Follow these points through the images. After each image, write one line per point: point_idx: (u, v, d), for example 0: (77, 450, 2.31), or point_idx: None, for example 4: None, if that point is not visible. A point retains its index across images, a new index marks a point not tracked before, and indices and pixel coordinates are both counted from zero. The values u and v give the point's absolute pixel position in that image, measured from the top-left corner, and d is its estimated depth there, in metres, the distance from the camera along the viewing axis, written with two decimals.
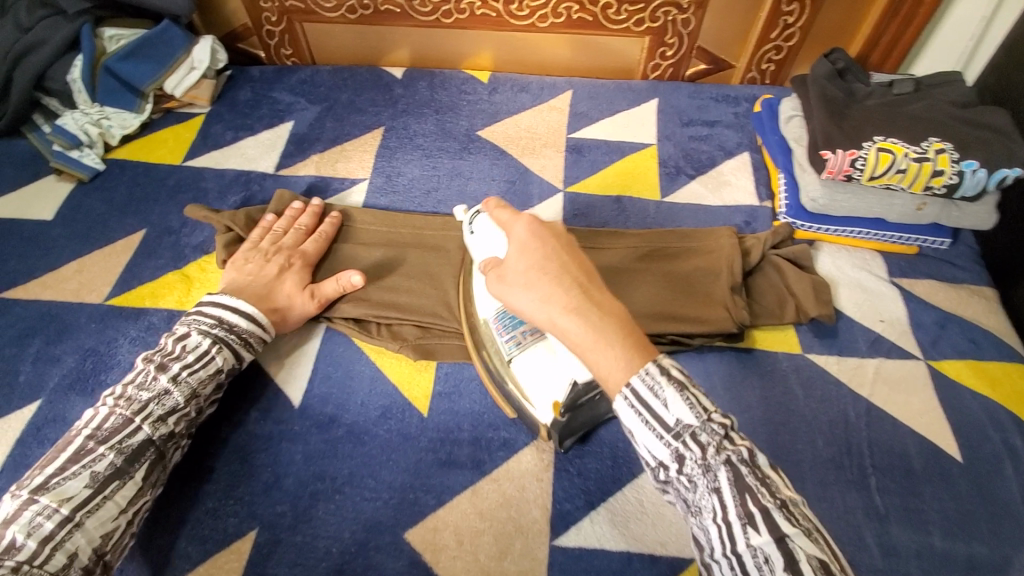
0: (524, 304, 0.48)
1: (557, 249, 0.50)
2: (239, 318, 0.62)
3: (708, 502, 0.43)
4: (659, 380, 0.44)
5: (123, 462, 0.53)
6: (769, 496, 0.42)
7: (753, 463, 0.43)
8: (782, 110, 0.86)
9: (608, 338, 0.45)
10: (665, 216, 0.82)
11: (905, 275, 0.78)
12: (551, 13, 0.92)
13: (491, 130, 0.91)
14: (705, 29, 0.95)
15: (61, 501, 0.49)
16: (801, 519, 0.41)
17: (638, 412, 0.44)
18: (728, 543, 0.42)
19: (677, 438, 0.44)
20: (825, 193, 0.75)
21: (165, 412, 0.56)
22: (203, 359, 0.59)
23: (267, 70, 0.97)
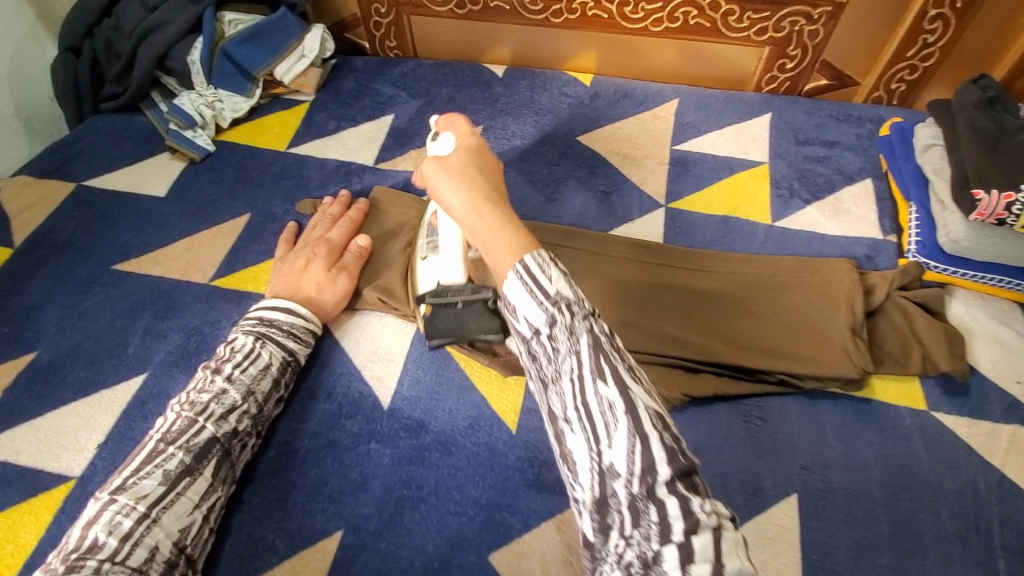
0: (446, 197, 0.49)
1: (492, 167, 0.52)
2: (277, 313, 0.63)
3: (567, 364, 0.42)
4: (548, 260, 0.43)
5: (192, 459, 0.52)
6: (620, 360, 0.41)
7: (611, 335, 0.43)
8: (918, 138, 0.78)
9: (510, 226, 0.46)
10: (776, 242, 0.76)
11: None
12: (667, 17, 0.88)
13: (592, 136, 0.88)
14: (833, 43, 0.87)
15: (138, 499, 0.49)
16: (643, 382, 0.42)
17: (525, 284, 0.43)
18: (580, 394, 0.41)
19: (554, 306, 0.42)
20: (970, 235, 0.67)
21: (225, 410, 0.56)
22: (250, 356, 0.60)
23: (370, 61, 0.98)
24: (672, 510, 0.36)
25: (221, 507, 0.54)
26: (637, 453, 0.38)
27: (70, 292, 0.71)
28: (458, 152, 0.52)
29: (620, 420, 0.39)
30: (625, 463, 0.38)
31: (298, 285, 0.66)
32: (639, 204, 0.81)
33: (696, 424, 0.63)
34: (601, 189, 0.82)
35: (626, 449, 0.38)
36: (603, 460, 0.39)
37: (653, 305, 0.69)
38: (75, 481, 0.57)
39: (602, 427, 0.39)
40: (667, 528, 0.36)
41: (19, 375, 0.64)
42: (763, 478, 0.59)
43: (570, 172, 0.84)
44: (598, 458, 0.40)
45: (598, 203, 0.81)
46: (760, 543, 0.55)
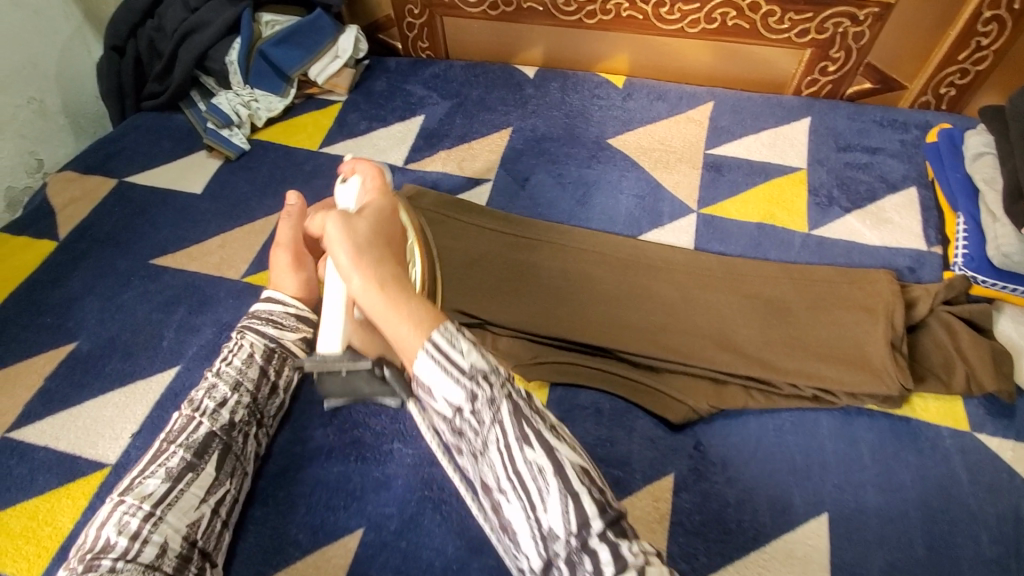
0: (345, 265, 0.46)
1: (393, 238, 0.52)
2: (259, 304, 0.64)
3: (491, 435, 0.42)
4: (457, 332, 0.42)
5: (192, 456, 0.53)
6: (542, 421, 0.43)
7: (528, 399, 0.44)
8: (968, 146, 0.74)
9: (409, 305, 0.43)
10: (813, 251, 0.74)
11: None
12: (703, 18, 0.86)
13: (623, 139, 0.87)
14: (878, 45, 0.84)
15: (143, 498, 0.49)
16: (565, 439, 0.44)
17: (438, 362, 0.41)
18: (509, 467, 0.42)
19: (473, 378, 0.41)
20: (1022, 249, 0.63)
21: (217, 403, 0.56)
22: (234, 348, 0.60)
23: (403, 62, 0.98)
24: (604, 557, 0.40)
25: (232, 501, 0.55)
26: (571, 512, 0.41)
27: (110, 284, 0.73)
28: (365, 215, 0.51)
29: (551, 483, 0.41)
30: (562, 523, 0.41)
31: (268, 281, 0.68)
32: (670, 209, 0.79)
33: (724, 435, 0.61)
34: (632, 193, 0.81)
35: (561, 510, 0.41)
36: (541, 524, 0.41)
37: (684, 315, 0.67)
38: (108, 469, 0.59)
39: (535, 492, 0.41)
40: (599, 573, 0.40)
41: (60, 364, 0.67)
42: (794, 495, 0.57)
43: (600, 175, 0.83)
44: (535, 522, 0.41)
45: (628, 207, 0.80)
46: (790, 562, 0.53)
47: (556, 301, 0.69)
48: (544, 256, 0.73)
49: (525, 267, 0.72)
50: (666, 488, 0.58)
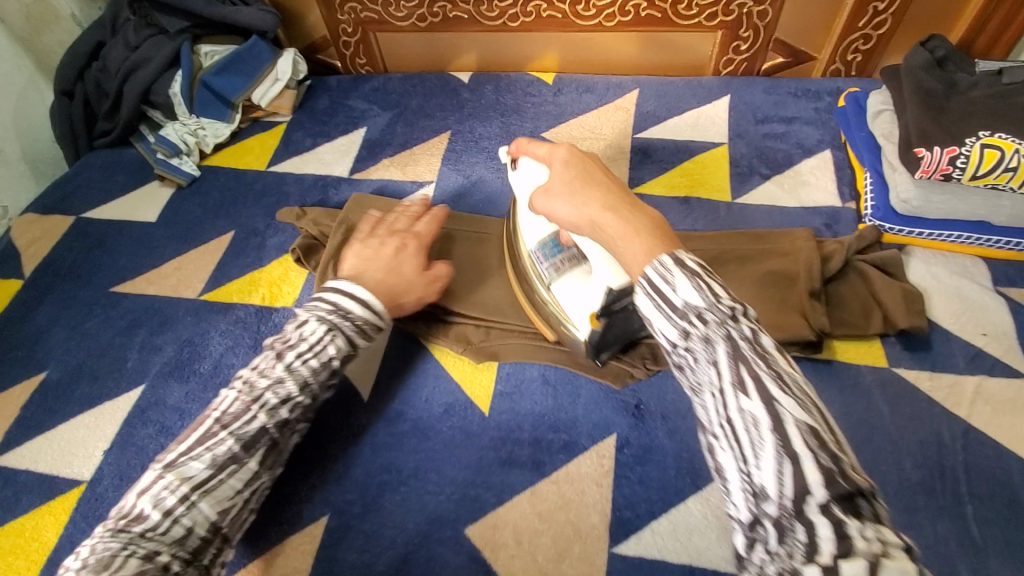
0: (565, 214, 0.51)
1: (591, 167, 0.52)
2: (354, 304, 0.60)
3: (706, 375, 0.39)
4: (671, 267, 0.41)
5: (240, 449, 0.53)
6: (767, 368, 0.37)
7: (756, 339, 0.38)
8: (868, 105, 0.79)
9: (637, 228, 0.45)
10: (735, 218, 0.79)
11: (1013, 283, 0.69)
12: (618, 12, 0.91)
13: (556, 131, 0.91)
14: (784, 20, 0.89)
15: (183, 480, 0.50)
16: (796, 391, 0.36)
17: (653, 299, 0.41)
18: (723, 408, 0.37)
19: (684, 317, 0.40)
20: (919, 194, 0.69)
21: (281, 399, 0.56)
22: (317, 346, 0.58)
23: (343, 79, 1.02)
24: (822, 532, 0.32)
25: (262, 489, 0.57)
26: (785, 472, 0.34)
27: (74, 314, 0.76)
28: (555, 168, 0.53)
29: (766, 440, 0.35)
30: (774, 483, 0.34)
31: (391, 279, 0.65)
32: None
33: (662, 393, 0.65)
34: None
35: (775, 469, 0.34)
36: (752, 479, 0.36)
37: None
38: (85, 485, 0.62)
39: (748, 445, 0.36)
40: (815, 548, 0.32)
41: (31, 393, 0.70)
42: None
43: None
44: (747, 477, 0.36)
45: None
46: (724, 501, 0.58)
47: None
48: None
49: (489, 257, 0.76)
50: (610, 447, 0.62)
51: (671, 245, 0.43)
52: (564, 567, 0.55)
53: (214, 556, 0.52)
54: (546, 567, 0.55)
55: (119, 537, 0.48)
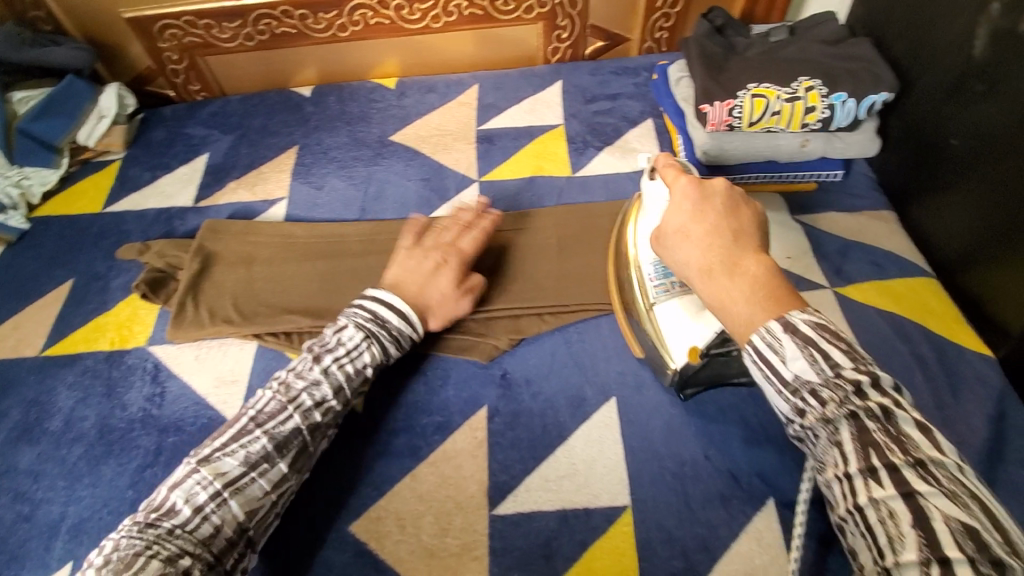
0: (679, 259, 0.52)
1: (721, 211, 0.51)
2: (390, 313, 0.63)
3: (832, 457, 0.42)
4: (779, 337, 0.44)
5: (273, 448, 0.54)
6: (899, 453, 0.39)
7: (887, 421, 0.40)
8: (670, 74, 0.88)
9: (739, 284, 0.47)
10: (578, 188, 0.86)
11: (807, 211, 0.81)
12: (442, 13, 0.95)
13: (403, 133, 0.94)
14: (594, 8, 0.98)
15: (217, 475, 0.52)
16: (944, 483, 0.38)
17: (760, 368, 0.45)
18: (851, 494, 0.40)
19: (796, 394, 0.44)
20: (713, 144, 0.76)
21: (316, 402, 0.58)
22: (353, 352, 0.61)
23: (178, 108, 1.00)
24: None
25: (290, 496, 0.56)
26: (932, 573, 0.34)
27: None
28: (679, 209, 0.53)
29: (906, 530, 0.36)
30: None
31: (424, 291, 0.66)
32: (455, 183, 0.87)
33: (525, 360, 0.70)
34: (418, 177, 0.88)
35: (916, 565, 0.35)
36: (889, 570, 0.36)
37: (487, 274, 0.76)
38: None
39: (881, 534, 0.37)
40: None
41: None
42: (586, 390, 0.67)
43: (387, 169, 0.89)
44: (883, 567, 0.37)
45: (417, 191, 0.87)
46: (587, 445, 0.63)
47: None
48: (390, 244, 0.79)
49: (356, 267, 0.77)
50: (481, 419, 0.66)
51: (788, 305, 0.46)
52: (448, 539, 0.58)
53: (236, 559, 0.51)
54: (432, 544, 0.58)
55: (147, 534, 0.48)
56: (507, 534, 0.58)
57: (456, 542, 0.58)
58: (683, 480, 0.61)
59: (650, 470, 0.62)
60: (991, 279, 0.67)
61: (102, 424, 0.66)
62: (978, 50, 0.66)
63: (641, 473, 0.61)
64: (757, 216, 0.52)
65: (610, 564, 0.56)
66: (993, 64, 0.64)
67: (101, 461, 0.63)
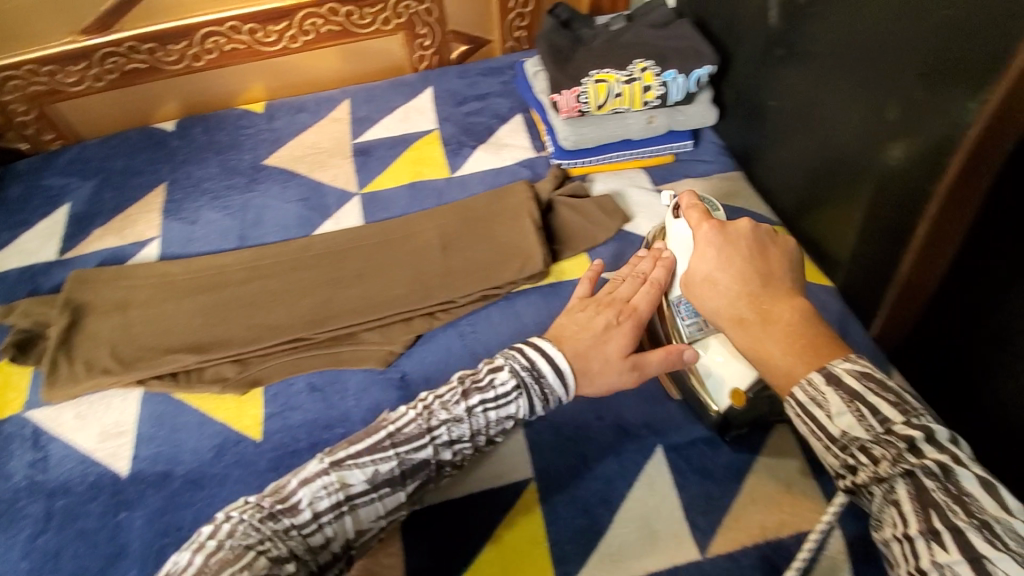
0: (708, 307, 0.55)
1: (747, 254, 0.55)
2: (550, 368, 0.56)
3: (889, 519, 0.42)
4: (823, 390, 0.45)
5: (402, 473, 0.52)
6: (964, 515, 0.38)
7: (946, 478, 0.40)
8: (529, 69, 0.94)
9: (773, 331, 0.50)
10: (457, 188, 0.89)
11: (667, 180, 0.88)
12: (299, 32, 0.96)
13: (278, 156, 0.93)
14: (450, 13, 1.01)
15: (344, 484, 0.50)
16: (1012, 543, 0.37)
17: (805, 418, 0.46)
18: (911, 558, 0.39)
19: (844, 449, 0.44)
20: (571, 131, 0.82)
21: (453, 438, 0.54)
22: (503, 402, 0.55)
23: (28, 160, 0.94)
24: None
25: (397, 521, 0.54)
26: None
27: None
28: (706, 253, 0.56)
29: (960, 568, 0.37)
30: None
31: (586, 351, 0.58)
32: (335, 199, 0.88)
33: (422, 360, 0.72)
34: (298, 198, 0.88)
35: None
36: None
37: (374, 281, 0.78)
38: None
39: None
40: None
41: None
42: None
43: (264, 194, 0.88)
44: None
45: (298, 212, 0.86)
46: None
47: (302, 297, 0.76)
48: (275, 267, 0.79)
49: (240, 295, 0.76)
50: None
51: (828, 354, 0.48)
52: None
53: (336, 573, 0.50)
54: None
55: (264, 526, 0.47)
56: (420, 526, 0.60)
57: None
58: (580, 444, 0.65)
59: (549, 440, 0.65)
60: (823, 218, 0.75)
61: None
62: (774, 20, 0.75)
63: (542, 445, 0.65)
64: (787, 251, 0.56)
65: (521, 533, 0.59)
66: (787, 31, 0.74)
67: None
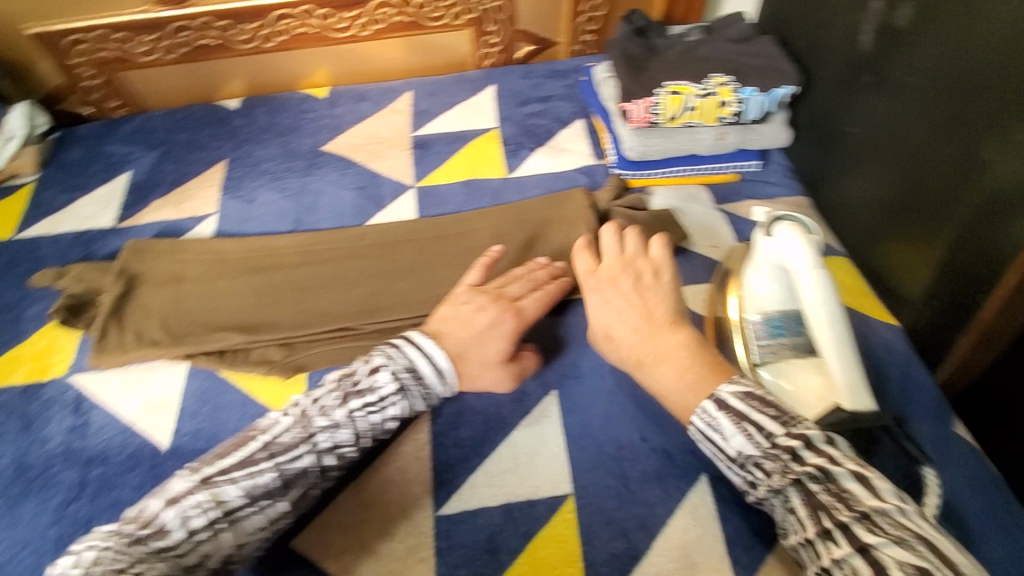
0: (620, 353, 0.61)
1: (656, 305, 0.61)
2: (432, 367, 0.60)
3: (790, 522, 0.47)
4: (716, 416, 0.52)
5: (279, 483, 0.51)
6: (846, 510, 0.42)
7: (827, 480, 0.44)
8: (597, 76, 0.93)
9: (664, 365, 0.57)
10: (513, 189, 0.87)
11: (729, 200, 0.85)
12: (370, 21, 0.96)
13: (337, 142, 0.93)
14: (520, 12, 1.00)
15: (216, 501, 0.49)
16: (891, 530, 0.41)
17: (710, 442, 0.52)
18: (817, 559, 0.43)
19: (743, 466, 0.50)
20: (638, 141, 0.81)
21: (332, 445, 0.54)
22: (381, 402, 0.57)
23: (95, 126, 0.96)
24: None
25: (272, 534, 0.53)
26: None
27: None
28: (602, 310, 0.63)
29: None
30: None
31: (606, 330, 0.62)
32: (390, 190, 0.87)
33: None
34: (354, 186, 0.88)
35: None
36: None
37: (424, 275, 0.76)
38: None
39: None
40: None
41: None
42: (527, 385, 0.69)
43: (321, 180, 0.88)
44: None
45: (353, 199, 0.86)
46: (529, 438, 0.65)
47: (353, 287, 0.75)
48: (327, 253, 0.78)
49: (292, 279, 0.76)
50: (425, 421, 0.66)
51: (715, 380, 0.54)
52: (393, 544, 0.57)
53: None
54: (376, 550, 0.57)
55: (132, 551, 0.45)
56: (453, 533, 0.58)
57: (401, 546, 0.57)
58: (624, 465, 0.63)
59: (591, 458, 0.63)
60: (891, 254, 0.72)
61: (20, 463, 0.62)
62: (864, 43, 0.72)
63: (583, 462, 0.63)
64: (668, 284, 0.64)
65: (555, 552, 0.57)
66: (877, 56, 0.70)
67: (18, 501, 0.59)
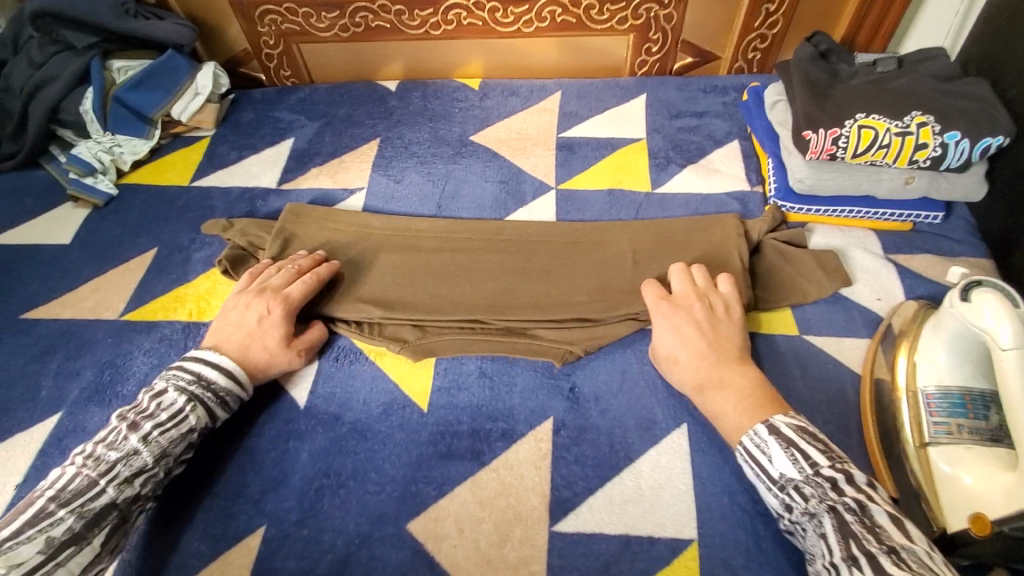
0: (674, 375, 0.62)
1: (704, 337, 0.62)
2: (216, 373, 0.61)
3: (818, 548, 0.49)
4: (766, 439, 0.54)
5: (81, 527, 0.51)
6: (875, 542, 0.46)
7: (862, 513, 0.48)
8: (766, 96, 0.86)
9: (724, 392, 0.59)
10: (657, 206, 0.84)
11: (900, 251, 0.76)
12: (536, 18, 0.95)
13: (485, 134, 0.93)
14: (689, 23, 0.96)
15: (12, 566, 0.48)
16: (914, 566, 0.44)
17: (755, 464, 0.54)
18: None
19: (783, 489, 0.52)
20: (810, 173, 0.75)
21: (134, 471, 0.54)
22: (174, 417, 0.57)
23: (267, 92, 1.02)
24: None
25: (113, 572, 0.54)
26: None
27: None
28: (663, 334, 0.64)
29: None
30: None
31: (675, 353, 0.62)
32: (532, 189, 0.87)
33: (594, 375, 0.68)
34: (496, 179, 0.88)
35: None
36: None
37: (560, 279, 0.74)
38: None
39: None
40: None
41: None
42: (656, 413, 0.65)
43: (466, 169, 0.89)
44: None
45: (495, 193, 0.86)
46: (655, 471, 0.61)
47: (487, 280, 0.75)
48: (464, 243, 0.79)
49: (429, 262, 0.76)
50: (547, 430, 0.64)
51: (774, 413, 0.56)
52: (506, 550, 0.56)
53: None
54: (489, 553, 0.56)
55: None
56: (566, 552, 0.56)
57: (513, 554, 0.56)
58: (756, 521, 0.58)
59: (720, 505, 0.59)
60: None
61: None
62: None
63: (711, 508, 0.59)
64: (733, 325, 0.64)
65: None
66: None
67: None
